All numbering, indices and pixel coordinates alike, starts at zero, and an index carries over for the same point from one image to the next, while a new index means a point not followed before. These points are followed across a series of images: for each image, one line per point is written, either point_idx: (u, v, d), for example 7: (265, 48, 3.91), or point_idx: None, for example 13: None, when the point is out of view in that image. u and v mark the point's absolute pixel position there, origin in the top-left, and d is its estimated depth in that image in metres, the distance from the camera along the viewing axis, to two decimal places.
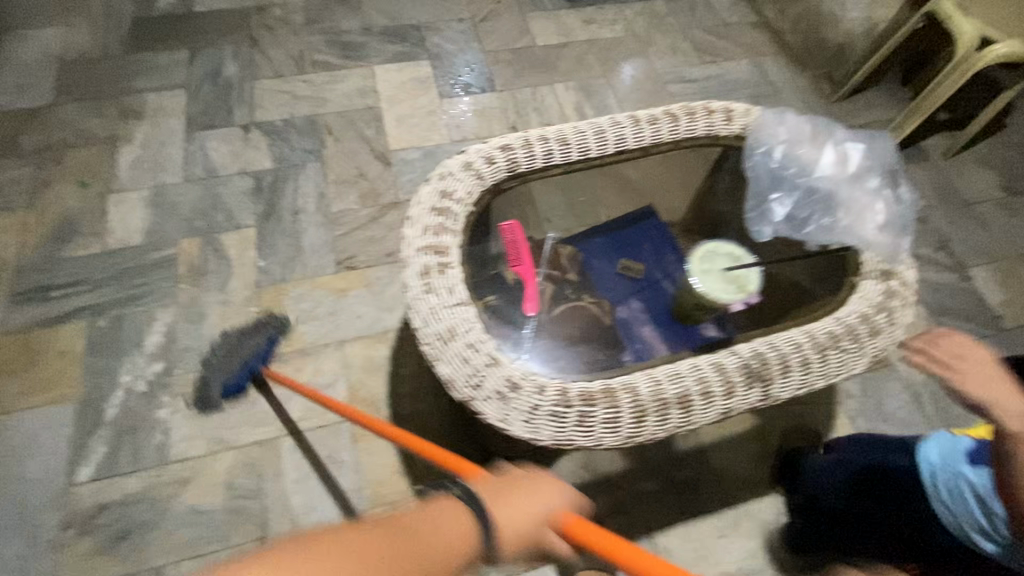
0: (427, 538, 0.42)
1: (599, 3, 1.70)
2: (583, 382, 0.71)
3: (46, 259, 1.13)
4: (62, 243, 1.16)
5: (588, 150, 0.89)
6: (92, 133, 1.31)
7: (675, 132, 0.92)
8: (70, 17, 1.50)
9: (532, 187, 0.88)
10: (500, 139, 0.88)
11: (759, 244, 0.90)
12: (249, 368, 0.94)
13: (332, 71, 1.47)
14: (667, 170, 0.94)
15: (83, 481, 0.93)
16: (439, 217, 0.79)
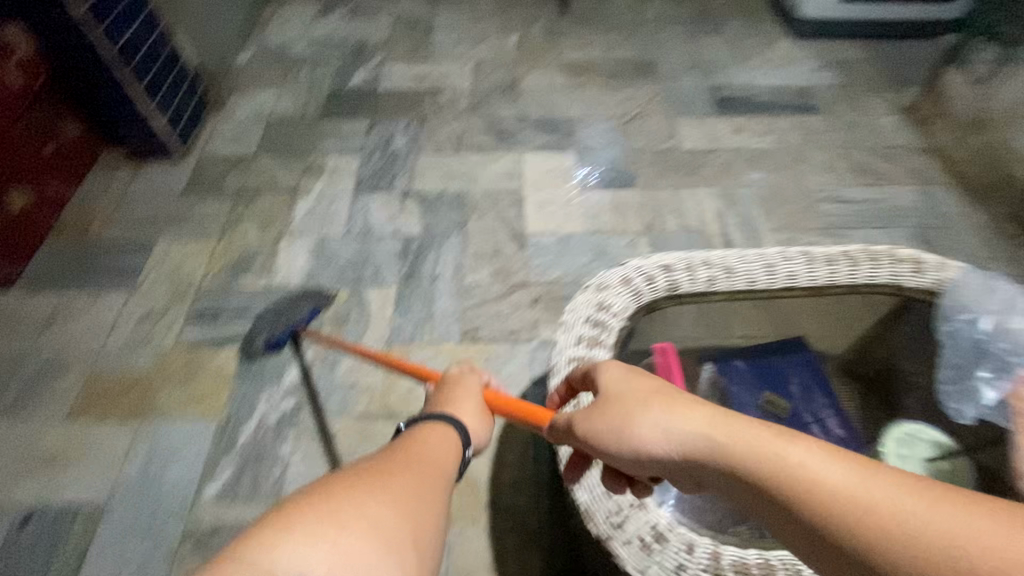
0: (407, 458, 0.58)
1: (750, 113, 1.70)
2: (735, 549, 0.70)
3: (223, 287, 1.30)
4: (237, 274, 1.32)
5: (753, 280, 0.91)
6: (279, 182, 1.51)
7: (853, 276, 0.91)
8: (283, 85, 1.79)
9: (686, 308, 0.92)
10: (663, 259, 0.94)
11: (957, 425, 0.83)
12: (290, 329, 1.11)
13: (486, 152, 1.59)
14: (830, 312, 0.93)
15: (207, 498, 1.01)
16: (593, 330, 0.85)
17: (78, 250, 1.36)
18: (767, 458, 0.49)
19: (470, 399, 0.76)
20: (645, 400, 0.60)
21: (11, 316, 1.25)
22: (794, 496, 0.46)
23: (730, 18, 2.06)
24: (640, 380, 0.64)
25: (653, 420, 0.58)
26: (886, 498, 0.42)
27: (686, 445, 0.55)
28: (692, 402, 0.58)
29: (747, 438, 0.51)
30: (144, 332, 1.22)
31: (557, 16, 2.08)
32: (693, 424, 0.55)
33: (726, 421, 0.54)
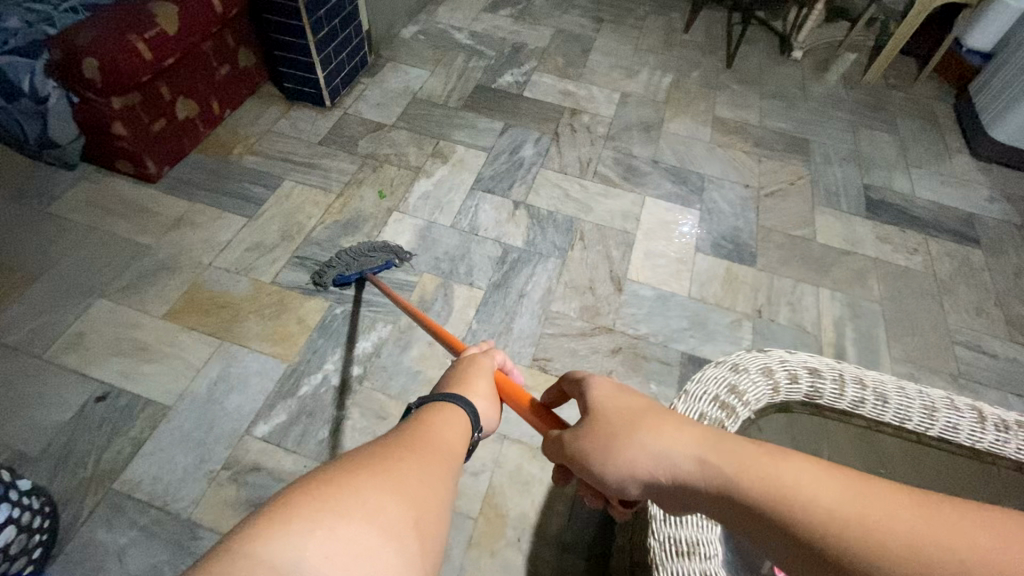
0: (412, 441, 0.56)
1: (900, 226, 1.55)
2: None
3: (328, 241, 1.35)
4: (344, 233, 1.37)
5: (900, 417, 0.90)
6: (406, 158, 1.56)
7: (1008, 454, 0.88)
8: (436, 66, 1.86)
9: (822, 420, 0.91)
10: (813, 359, 0.91)
11: None
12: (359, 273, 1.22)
13: (609, 186, 1.56)
14: (964, 471, 0.88)
15: (256, 436, 1.04)
16: (725, 412, 0.83)
17: (218, 168, 1.47)
18: (762, 484, 0.49)
19: (482, 377, 0.77)
20: (634, 421, 0.59)
21: (146, 210, 1.36)
22: (808, 527, 0.45)
23: (905, 119, 1.90)
24: (620, 395, 0.63)
25: (641, 442, 0.57)
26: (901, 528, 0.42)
27: (680, 469, 0.54)
28: (677, 423, 0.58)
29: (744, 465, 0.51)
30: (249, 261, 1.29)
31: (718, 69, 2.01)
32: (687, 448, 0.55)
33: (719, 445, 0.54)
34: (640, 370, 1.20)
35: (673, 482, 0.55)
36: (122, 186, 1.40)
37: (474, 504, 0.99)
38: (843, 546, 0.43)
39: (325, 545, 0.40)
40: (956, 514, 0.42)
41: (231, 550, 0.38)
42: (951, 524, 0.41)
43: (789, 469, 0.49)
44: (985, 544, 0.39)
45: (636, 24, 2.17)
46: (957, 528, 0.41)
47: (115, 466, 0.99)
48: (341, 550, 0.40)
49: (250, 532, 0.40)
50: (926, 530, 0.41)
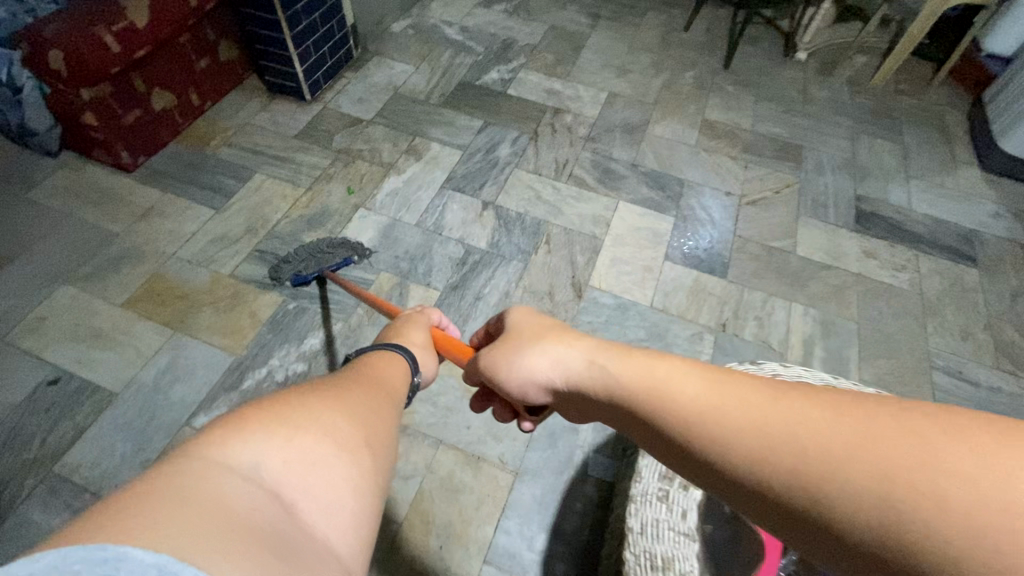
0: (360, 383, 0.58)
1: (890, 240, 1.47)
2: None
3: (290, 235, 1.35)
4: (307, 228, 1.37)
5: None
6: (380, 154, 1.55)
7: None
8: (422, 62, 1.84)
9: None
10: (807, 374, 0.87)
11: None
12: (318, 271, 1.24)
13: (583, 189, 1.53)
14: None
15: (195, 427, 1.06)
16: None
17: (193, 159, 1.49)
18: (659, 390, 0.49)
19: (421, 329, 0.85)
20: (540, 338, 0.68)
21: (120, 199, 1.39)
22: (674, 421, 0.46)
23: (911, 127, 1.80)
24: (541, 325, 0.72)
25: (541, 351, 0.65)
26: (749, 413, 0.42)
27: (575, 375, 0.61)
28: (582, 338, 0.64)
29: (632, 370, 0.54)
30: (211, 252, 1.31)
31: (715, 70, 1.94)
32: (582, 356, 0.61)
33: (615, 355, 0.58)
34: None
35: (570, 385, 0.62)
36: (99, 174, 1.43)
37: (399, 509, 0.98)
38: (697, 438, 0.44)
39: (282, 452, 0.41)
40: (815, 402, 0.40)
41: (182, 457, 0.38)
42: (803, 411, 0.39)
43: (667, 369, 0.51)
44: (820, 430, 0.37)
45: (635, 21, 2.11)
46: (806, 415, 0.39)
47: (58, 449, 1.02)
48: (298, 457, 0.41)
49: (202, 445, 0.39)
50: (776, 418, 0.40)
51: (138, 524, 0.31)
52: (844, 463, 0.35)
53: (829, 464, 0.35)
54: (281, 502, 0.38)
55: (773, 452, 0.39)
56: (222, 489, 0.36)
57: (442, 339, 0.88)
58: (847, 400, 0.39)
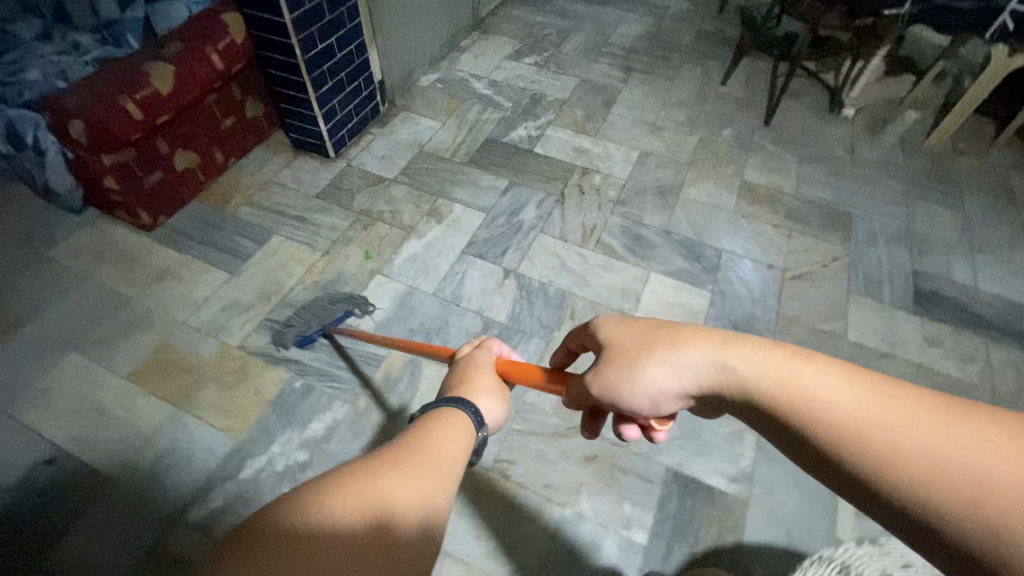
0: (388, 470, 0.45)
1: (955, 325, 1.33)
2: None
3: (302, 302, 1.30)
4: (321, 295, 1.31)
5: None
6: (400, 215, 1.50)
7: None
8: (448, 117, 1.81)
9: None
10: None
11: None
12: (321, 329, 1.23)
13: (612, 258, 1.43)
14: None
15: (187, 522, 0.98)
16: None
17: (213, 219, 1.46)
18: (800, 402, 0.45)
19: (485, 369, 0.80)
20: (645, 341, 0.56)
21: (137, 260, 1.37)
22: (807, 421, 0.45)
23: (972, 192, 1.66)
24: (638, 321, 0.60)
25: (656, 358, 0.54)
26: (921, 447, 0.39)
27: (704, 384, 0.52)
28: (707, 330, 0.54)
29: (771, 375, 0.48)
30: (222, 320, 1.26)
31: (754, 127, 1.84)
32: (709, 358, 0.52)
33: (749, 357, 0.50)
34: (617, 486, 1.05)
35: (697, 387, 0.53)
36: (119, 234, 1.42)
37: None
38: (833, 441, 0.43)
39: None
40: (966, 425, 0.39)
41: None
42: (969, 439, 0.38)
43: (812, 379, 0.46)
44: (983, 465, 0.36)
45: (669, 75, 2.04)
46: (983, 451, 0.37)
47: (45, 540, 0.96)
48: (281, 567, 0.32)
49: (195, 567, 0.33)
50: (932, 442, 0.39)
51: None
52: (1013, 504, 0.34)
53: (993, 498, 0.35)
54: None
55: (936, 479, 0.37)
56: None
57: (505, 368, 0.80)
58: (1000, 425, 0.38)
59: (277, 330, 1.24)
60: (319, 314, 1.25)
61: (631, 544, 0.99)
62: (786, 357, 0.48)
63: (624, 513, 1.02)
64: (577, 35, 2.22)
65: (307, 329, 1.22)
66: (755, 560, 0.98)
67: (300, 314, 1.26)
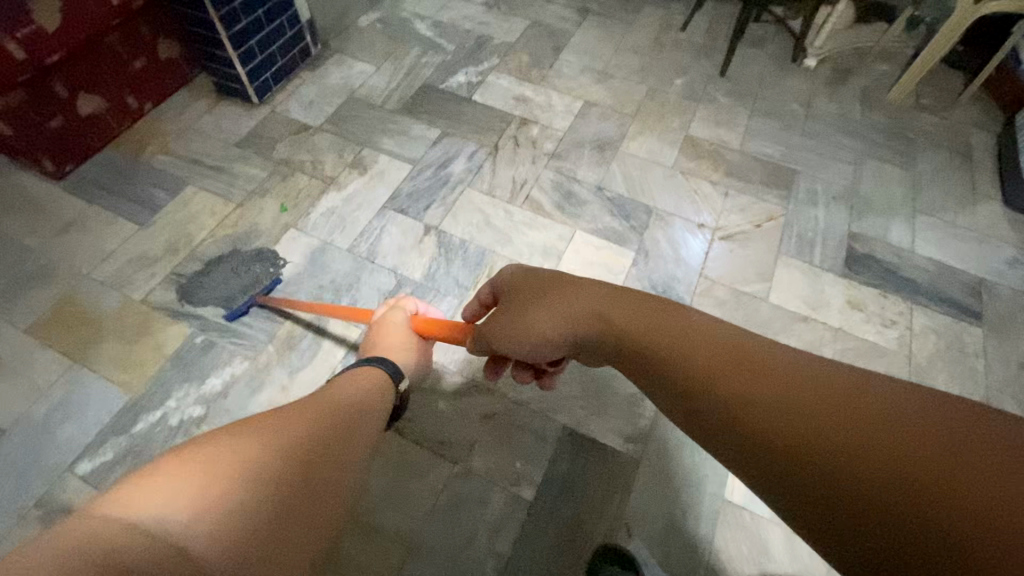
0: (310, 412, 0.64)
1: (882, 289, 1.30)
2: None
3: (213, 259, 1.26)
4: (232, 251, 1.27)
5: None
6: (322, 167, 1.44)
7: None
8: (384, 61, 1.70)
9: None
10: None
11: None
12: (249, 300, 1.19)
13: (538, 215, 1.39)
14: None
15: (77, 474, 0.99)
16: None
17: (126, 167, 1.41)
18: (666, 341, 0.56)
19: (397, 328, 0.98)
20: (541, 291, 0.69)
21: (43, 210, 1.32)
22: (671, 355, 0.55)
23: (926, 151, 1.59)
24: (540, 274, 0.72)
25: (544, 308, 0.66)
26: (761, 378, 0.47)
27: (586, 327, 0.64)
28: (594, 285, 0.66)
29: (641, 321, 0.60)
30: (126, 274, 1.23)
31: (709, 77, 1.75)
32: (591, 306, 0.64)
33: (629, 309, 0.62)
34: (511, 446, 1.05)
35: (580, 336, 0.65)
36: (25, 182, 1.36)
37: None
38: (765, 412, 0.45)
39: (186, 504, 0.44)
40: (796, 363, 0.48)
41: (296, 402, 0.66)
42: (804, 379, 0.46)
43: (684, 327, 0.57)
44: (850, 404, 0.42)
45: (627, 17, 1.91)
46: (809, 385, 0.45)
47: None
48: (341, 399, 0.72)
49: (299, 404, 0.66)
50: (775, 375, 0.47)
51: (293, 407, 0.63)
52: (957, 463, 0.35)
53: (798, 405, 0.44)
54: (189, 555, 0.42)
55: (766, 405, 0.45)
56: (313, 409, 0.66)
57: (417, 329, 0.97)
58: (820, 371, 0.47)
59: (183, 285, 1.22)
60: (231, 275, 1.23)
61: (517, 501, 1.00)
62: (655, 310, 0.60)
63: (514, 470, 1.03)
64: None
65: (220, 292, 1.21)
66: (638, 518, 0.99)
67: (210, 274, 1.23)
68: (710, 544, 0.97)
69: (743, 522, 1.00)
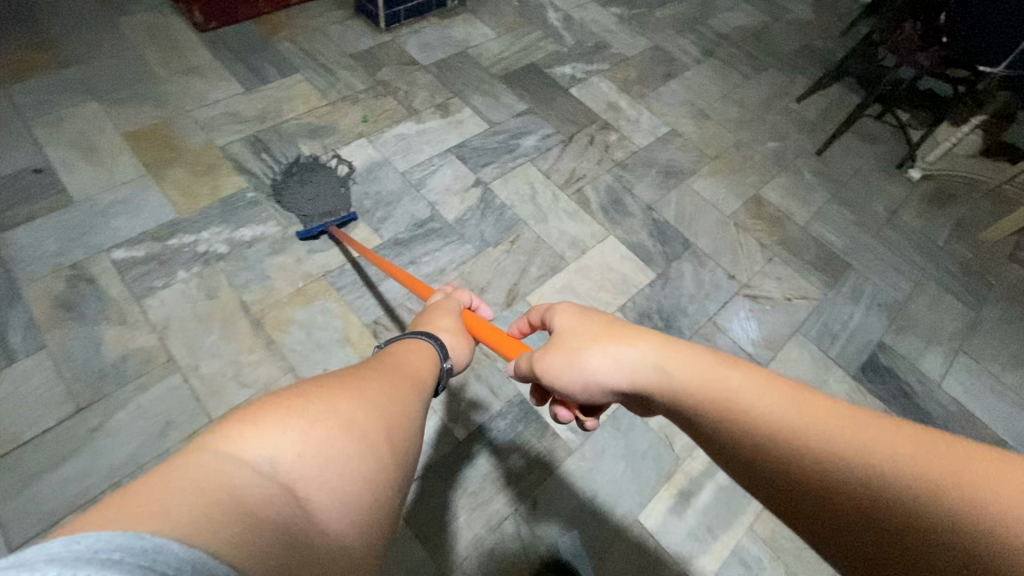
0: (399, 375, 0.56)
1: (888, 406, 1.24)
2: None
3: (311, 173, 1.34)
4: (329, 172, 1.35)
5: None
6: (412, 99, 1.56)
7: None
8: (506, 32, 1.81)
9: None
10: None
11: None
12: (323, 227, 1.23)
13: (582, 209, 1.43)
14: None
15: (111, 257, 1.14)
16: None
17: (256, 41, 1.59)
18: (725, 415, 0.47)
19: (450, 313, 0.81)
20: (591, 336, 0.62)
21: (180, 50, 1.52)
22: (740, 440, 0.46)
23: (1000, 300, 1.49)
24: (583, 318, 0.67)
25: (595, 354, 0.59)
26: (833, 458, 0.39)
27: (636, 380, 0.56)
28: (643, 334, 0.59)
29: (695, 376, 0.51)
30: (218, 122, 1.40)
31: (804, 151, 1.72)
32: (642, 357, 0.56)
33: (679, 361, 0.53)
34: (464, 388, 1.10)
35: (632, 384, 0.57)
36: (176, 25, 1.58)
37: (217, 410, 1.00)
38: (853, 508, 0.37)
39: (298, 445, 0.39)
40: (854, 422, 0.40)
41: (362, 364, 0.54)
42: (871, 446, 0.38)
43: (736, 388, 0.48)
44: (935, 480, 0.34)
45: (747, 72, 1.92)
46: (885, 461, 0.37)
47: (7, 224, 1.15)
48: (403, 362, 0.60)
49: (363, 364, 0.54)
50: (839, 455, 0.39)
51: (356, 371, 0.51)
52: None
53: (879, 498, 0.36)
54: (295, 499, 0.37)
55: (847, 500, 0.38)
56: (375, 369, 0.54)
57: (474, 325, 0.82)
58: (881, 427, 0.39)
59: (257, 149, 1.36)
60: (320, 194, 1.30)
61: (448, 435, 1.04)
62: (708, 360, 0.52)
63: (457, 410, 1.07)
64: (678, 5, 2.13)
65: (305, 206, 1.27)
66: (549, 499, 1.01)
67: (303, 184, 1.31)
68: (604, 552, 0.97)
69: (645, 548, 0.99)
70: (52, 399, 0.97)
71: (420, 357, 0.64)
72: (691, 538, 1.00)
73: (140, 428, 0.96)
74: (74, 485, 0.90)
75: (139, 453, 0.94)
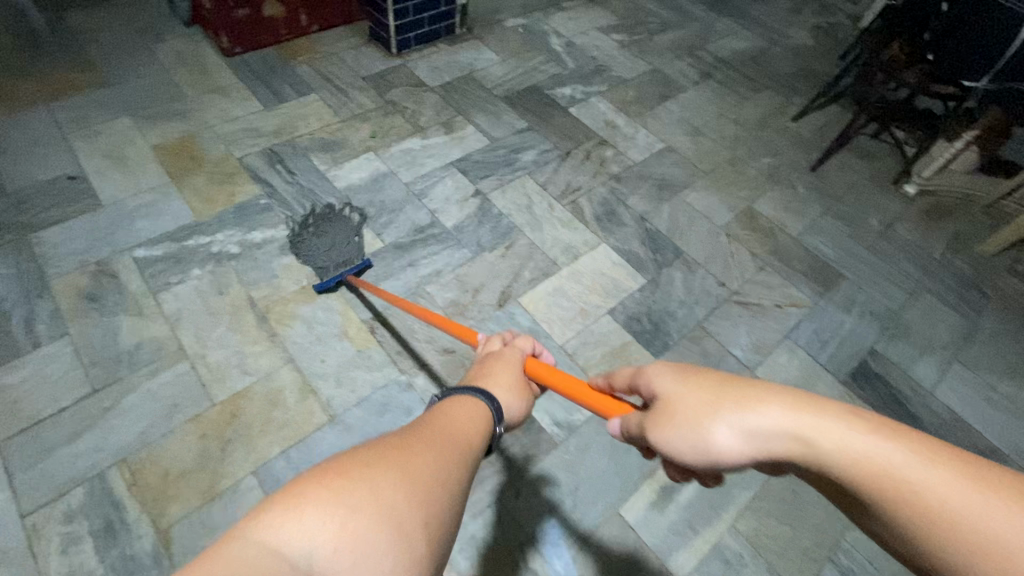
0: (451, 435, 0.49)
1: (877, 411, 1.24)
2: None
3: (327, 224, 1.35)
4: (344, 223, 1.37)
5: None
6: (419, 116, 1.66)
7: None
8: (510, 57, 1.92)
9: None
10: None
11: None
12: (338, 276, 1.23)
13: (576, 218, 1.49)
14: None
15: (132, 255, 1.23)
16: None
17: (277, 65, 1.72)
18: (916, 507, 0.36)
19: (510, 367, 0.71)
20: (706, 393, 0.48)
21: (208, 73, 1.66)
22: (941, 538, 0.34)
23: (998, 312, 1.48)
24: (683, 367, 0.53)
25: (719, 417, 0.46)
26: None
27: (772, 449, 0.44)
28: (772, 386, 0.46)
29: (866, 452, 0.39)
30: (238, 137, 1.51)
31: (798, 166, 1.76)
32: (778, 421, 0.43)
33: (836, 427, 0.41)
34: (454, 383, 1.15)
35: (766, 454, 0.44)
36: (205, 51, 1.72)
37: (221, 395, 1.06)
38: None
39: (338, 537, 0.33)
40: None
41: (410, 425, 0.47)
42: None
43: (924, 471, 0.36)
44: None
45: (744, 93, 1.99)
46: None
47: (42, 224, 1.26)
48: (454, 419, 0.53)
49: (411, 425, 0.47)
50: None
51: (404, 434, 0.44)
52: None
53: None
54: None
55: None
56: (424, 431, 0.47)
57: (541, 375, 0.72)
58: None
59: (272, 161, 1.47)
60: (337, 244, 1.31)
61: None
62: (873, 426, 0.40)
63: None
64: (677, 31, 2.22)
65: (322, 257, 1.27)
66: (531, 490, 1.03)
67: (320, 236, 1.33)
68: (584, 542, 0.99)
69: (626, 541, 1.00)
70: (71, 381, 1.05)
71: (474, 417, 0.56)
72: (672, 534, 1.02)
73: (148, 410, 1.03)
74: (84, 459, 0.96)
75: (146, 432, 1.00)
